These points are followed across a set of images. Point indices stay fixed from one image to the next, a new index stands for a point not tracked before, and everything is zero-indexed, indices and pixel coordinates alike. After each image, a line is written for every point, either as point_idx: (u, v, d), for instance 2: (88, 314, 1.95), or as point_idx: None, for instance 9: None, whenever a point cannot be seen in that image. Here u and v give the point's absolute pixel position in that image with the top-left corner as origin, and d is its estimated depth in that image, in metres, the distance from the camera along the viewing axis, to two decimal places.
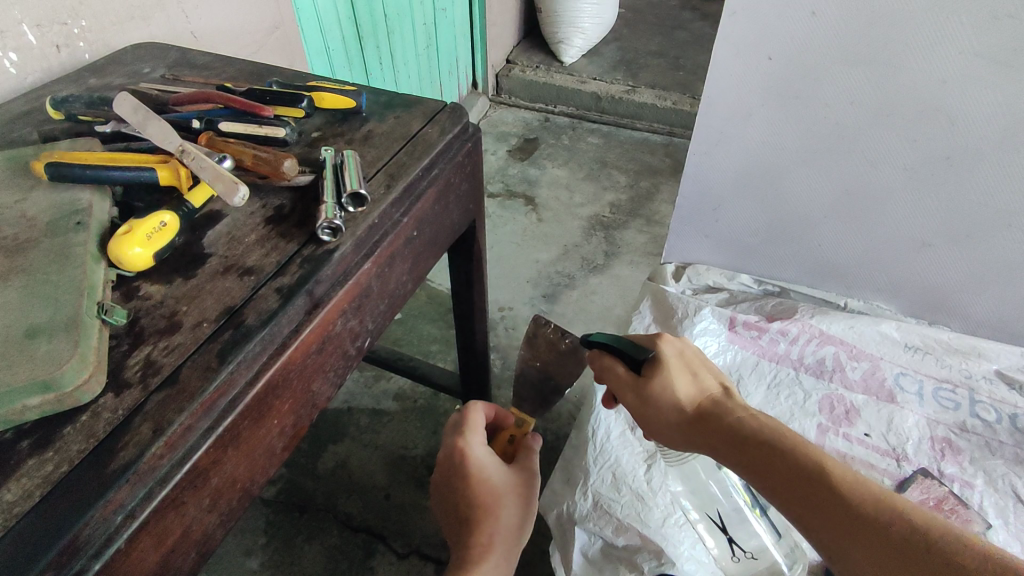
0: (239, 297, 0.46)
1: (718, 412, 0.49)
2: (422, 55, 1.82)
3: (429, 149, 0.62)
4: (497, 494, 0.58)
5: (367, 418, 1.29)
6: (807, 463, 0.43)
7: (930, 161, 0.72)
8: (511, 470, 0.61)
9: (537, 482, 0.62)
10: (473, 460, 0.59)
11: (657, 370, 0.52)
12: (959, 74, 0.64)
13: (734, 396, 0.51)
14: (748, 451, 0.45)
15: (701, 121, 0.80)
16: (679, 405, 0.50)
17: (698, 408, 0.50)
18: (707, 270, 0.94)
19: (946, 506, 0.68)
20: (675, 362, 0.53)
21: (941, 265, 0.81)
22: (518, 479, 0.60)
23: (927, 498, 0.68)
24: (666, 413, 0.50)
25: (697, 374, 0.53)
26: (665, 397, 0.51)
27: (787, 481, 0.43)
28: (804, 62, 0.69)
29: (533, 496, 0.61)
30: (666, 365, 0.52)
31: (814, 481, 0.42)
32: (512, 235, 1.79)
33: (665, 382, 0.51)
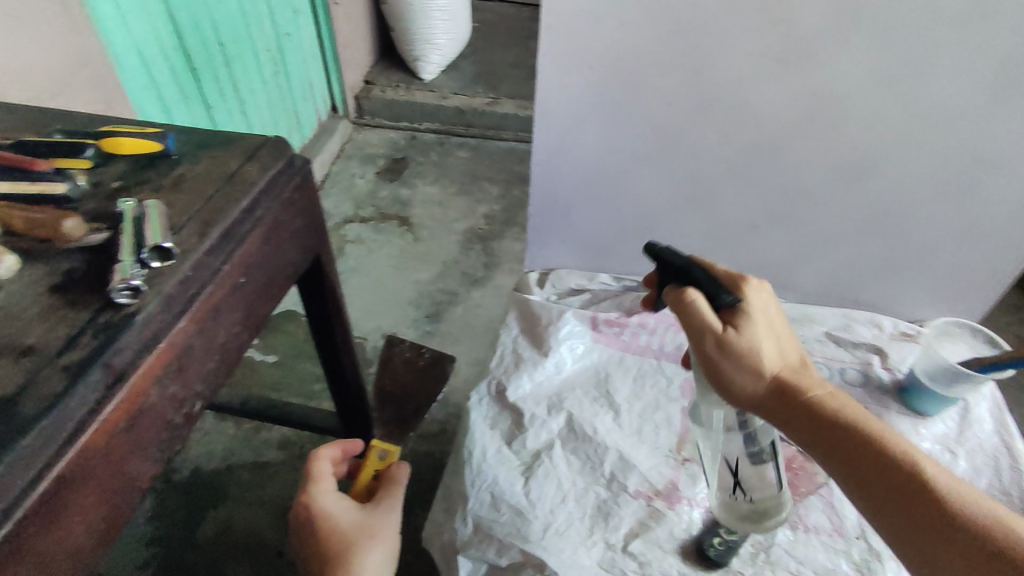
0: (17, 384, 0.40)
1: (803, 386, 0.53)
2: (271, 82, 1.74)
3: (250, 188, 0.58)
4: (343, 535, 0.56)
5: (250, 473, 1.20)
6: (900, 449, 0.47)
7: (747, 152, 0.78)
8: (363, 509, 0.59)
9: (394, 512, 0.60)
10: (315, 505, 0.58)
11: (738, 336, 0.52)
12: (754, 72, 0.70)
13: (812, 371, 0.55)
14: (827, 429, 0.50)
15: (539, 131, 0.81)
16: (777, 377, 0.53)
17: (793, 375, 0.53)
18: (568, 273, 0.95)
19: (796, 463, 0.73)
20: (759, 325, 0.53)
21: (770, 246, 0.88)
22: (368, 516, 0.58)
23: (780, 458, 0.74)
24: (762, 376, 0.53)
25: (785, 336, 0.55)
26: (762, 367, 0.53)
27: (864, 466, 0.47)
28: (623, 70, 0.73)
29: (393, 529, 0.58)
30: (755, 329, 0.53)
31: (880, 465, 0.47)
32: (389, 258, 1.75)
33: (733, 352, 0.52)
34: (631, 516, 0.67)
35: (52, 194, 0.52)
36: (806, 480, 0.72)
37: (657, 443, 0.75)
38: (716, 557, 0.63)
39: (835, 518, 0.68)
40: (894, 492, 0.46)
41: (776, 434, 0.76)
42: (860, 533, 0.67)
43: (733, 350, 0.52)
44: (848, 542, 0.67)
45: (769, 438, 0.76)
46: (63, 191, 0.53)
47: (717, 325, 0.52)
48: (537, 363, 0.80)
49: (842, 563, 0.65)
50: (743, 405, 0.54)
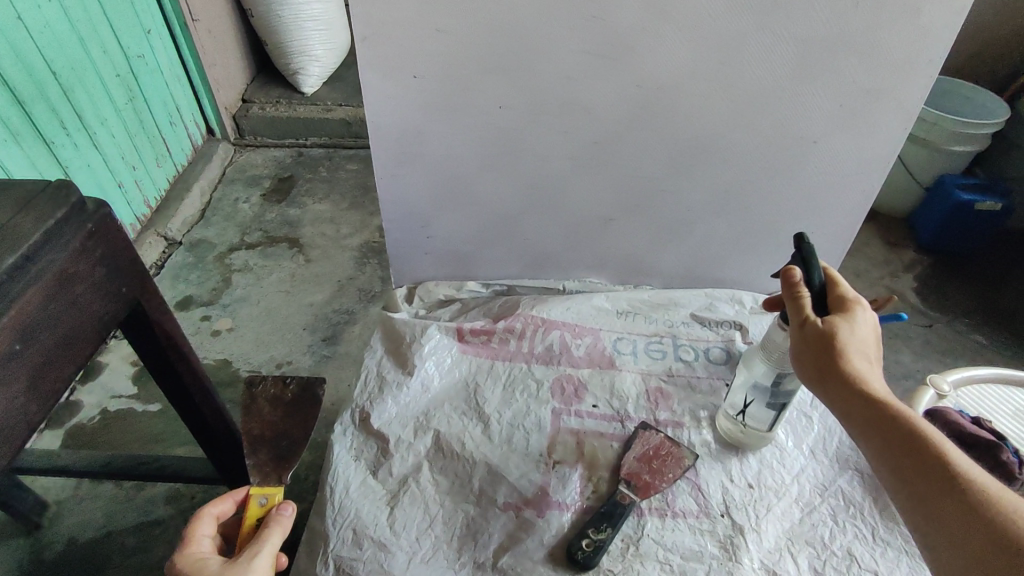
0: None
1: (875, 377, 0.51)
2: (126, 110, 1.62)
3: (21, 242, 0.53)
4: None
5: (133, 537, 1.11)
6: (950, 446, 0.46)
7: (585, 147, 0.78)
8: (222, 564, 0.57)
9: (255, 560, 0.57)
10: (185, 562, 0.59)
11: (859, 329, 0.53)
12: (575, 70, 0.70)
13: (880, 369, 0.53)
14: (886, 427, 0.48)
15: (377, 146, 0.79)
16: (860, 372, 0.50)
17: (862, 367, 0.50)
18: (436, 285, 0.93)
19: (661, 451, 0.73)
20: (860, 318, 0.54)
21: (627, 235, 0.89)
22: (225, 568, 0.57)
23: (645, 449, 0.73)
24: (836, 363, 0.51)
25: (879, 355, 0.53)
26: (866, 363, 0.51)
27: (922, 454, 0.46)
28: (446, 76, 0.71)
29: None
30: (855, 320, 0.53)
31: (949, 473, 0.45)
32: (280, 283, 1.67)
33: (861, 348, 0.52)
34: (500, 531, 0.66)
35: None
36: (669, 466, 0.71)
37: (527, 449, 0.74)
38: (583, 560, 0.63)
39: (700, 499, 0.69)
40: (934, 484, 0.45)
41: (642, 423, 0.75)
42: (723, 511, 0.68)
43: (831, 328, 0.52)
44: (712, 520, 0.67)
45: (637, 429, 0.75)
46: None
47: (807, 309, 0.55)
48: (401, 384, 0.78)
49: (708, 543, 0.66)
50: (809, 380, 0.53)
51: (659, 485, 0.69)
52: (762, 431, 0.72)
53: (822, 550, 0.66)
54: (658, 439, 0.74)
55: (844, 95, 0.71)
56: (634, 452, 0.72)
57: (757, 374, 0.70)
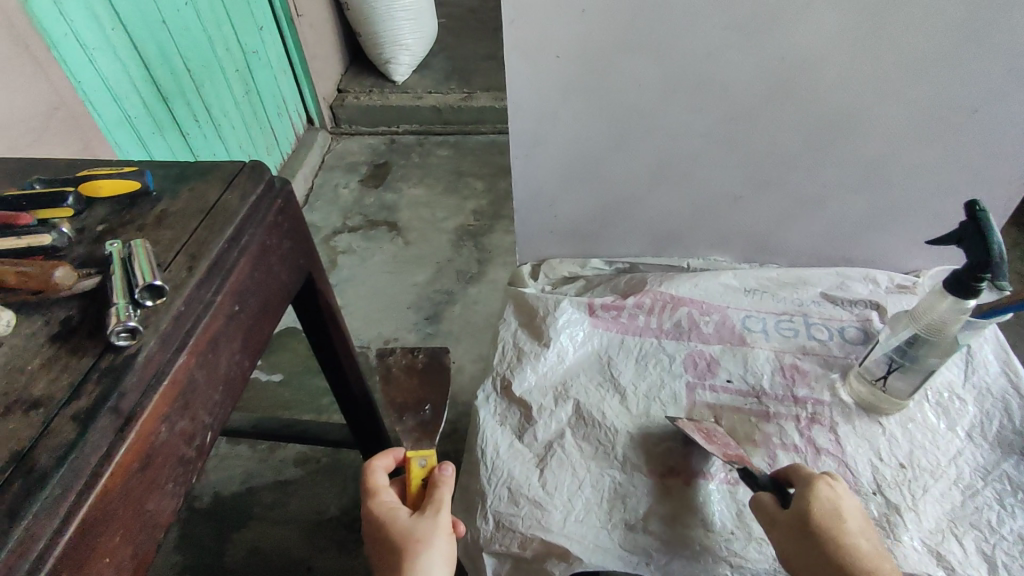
0: (28, 439, 0.41)
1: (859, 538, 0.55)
2: (242, 102, 1.72)
3: (232, 217, 0.58)
4: (399, 547, 0.59)
5: (271, 494, 1.19)
6: None
7: (719, 123, 0.78)
8: (414, 520, 0.61)
9: (439, 517, 0.61)
10: (378, 516, 0.63)
11: (835, 492, 0.58)
12: (719, 46, 0.70)
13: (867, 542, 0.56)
14: None
15: (514, 126, 0.81)
16: (840, 536, 0.55)
17: (844, 552, 0.54)
18: (561, 262, 0.98)
19: (705, 431, 0.72)
20: (833, 488, 0.58)
21: (755, 212, 0.89)
22: (419, 526, 0.60)
23: (697, 433, 0.71)
24: (808, 527, 0.55)
25: (863, 517, 0.58)
26: (845, 523, 0.56)
27: None
28: (589, 55, 0.72)
29: (443, 533, 0.61)
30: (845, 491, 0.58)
31: None
32: (383, 264, 1.75)
33: (834, 510, 0.57)
34: (648, 494, 0.70)
35: (38, 246, 0.52)
36: (721, 437, 0.72)
37: (663, 421, 0.77)
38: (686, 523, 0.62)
39: (849, 476, 0.71)
40: None
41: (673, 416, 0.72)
42: (875, 489, 0.70)
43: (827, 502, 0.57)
44: (864, 498, 0.69)
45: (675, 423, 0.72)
46: (49, 242, 0.52)
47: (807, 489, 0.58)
48: (539, 355, 0.82)
49: None
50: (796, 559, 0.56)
51: (735, 449, 0.69)
52: (898, 398, 0.73)
53: (990, 534, 0.66)
54: (693, 425, 0.73)
55: (1010, 59, 0.68)
56: (699, 438, 0.68)
57: (901, 337, 0.71)
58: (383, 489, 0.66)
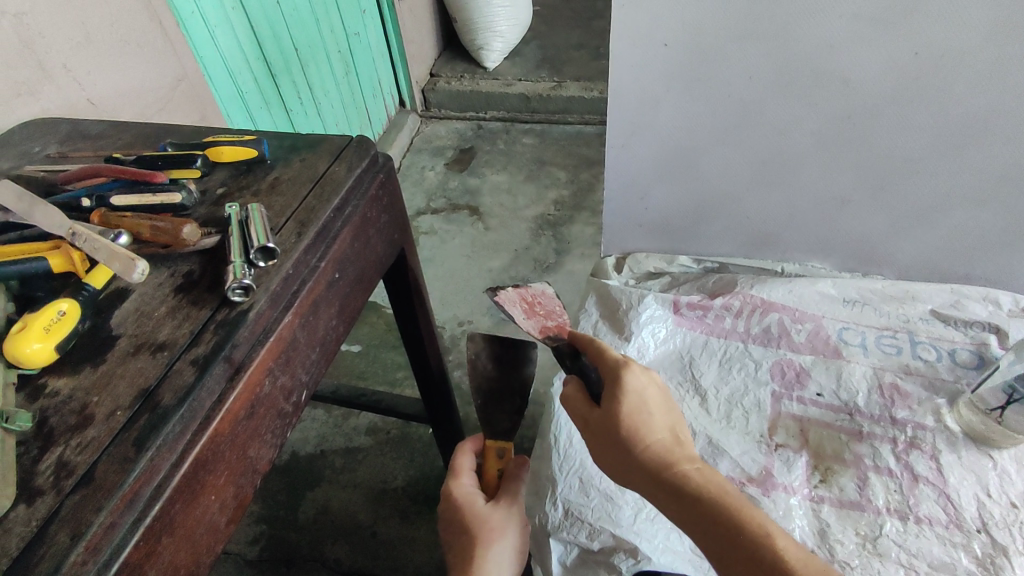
0: (153, 377, 0.44)
1: (650, 426, 0.51)
2: (342, 82, 1.80)
3: (339, 187, 0.60)
4: (474, 535, 0.63)
5: (342, 458, 1.24)
6: (688, 475, 0.46)
7: (834, 121, 0.74)
8: (490, 509, 0.65)
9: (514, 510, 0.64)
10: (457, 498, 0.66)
11: (638, 384, 0.53)
12: (844, 36, 0.66)
13: (653, 420, 0.51)
14: (646, 473, 0.48)
15: (613, 114, 0.80)
16: (636, 433, 0.50)
17: (645, 425, 0.51)
18: (647, 257, 0.96)
19: (532, 298, 0.70)
20: (608, 383, 0.54)
21: (863, 218, 0.84)
22: (494, 515, 0.64)
23: (519, 306, 0.68)
24: (614, 429, 0.51)
25: (663, 409, 0.53)
26: (649, 418, 0.51)
27: (673, 489, 0.46)
28: (699, 44, 0.70)
29: (515, 525, 0.64)
30: (631, 379, 0.53)
31: (694, 503, 0.45)
32: (462, 247, 1.78)
33: (640, 406, 0.52)
34: None
35: (172, 205, 0.57)
36: (548, 303, 0.71)
37: (744, 429, 0.75)
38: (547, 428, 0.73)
39: (951, 509, 0.66)
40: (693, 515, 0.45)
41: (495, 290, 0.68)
42: (980, 526, 0.65)
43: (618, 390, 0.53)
44: (967, 535, 0.65)
45: (494, 298, 0.68)
46: (181, 201, 0.57)
47: (608, 376, 0.55)
48: (619, 348, 0.83)
49: (963, 557, 0.64)
50: (604, 434, 0.52)
51: (558, 318, 0.69)
52: (1017, 433, 0.67)
53: None
54: (515, 293, 0.70)
55: None
56: (519, 315, 0.67)
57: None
58: (466, 472, 0.69)
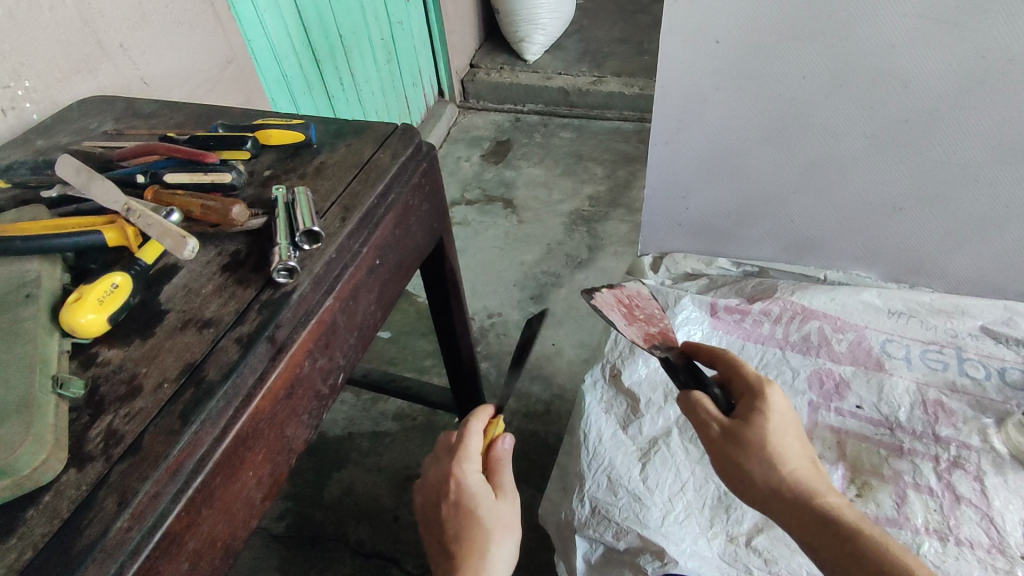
0: (200, 352, 0.45)
1: (791, 452, 0.53)
2: (383, 70, 1.81)
3: (383, 174, 0.60)
4: (473, 534, 0.56)
5: (368, 442, 1.25)
6: (840, 509, 0.49)
7: (889, 126, 0.71)
8: (497, 506, 0.58)
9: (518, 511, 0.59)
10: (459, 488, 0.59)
11: (783, 405, 0.54)
12: (906, 37, 0.63)
13: (796, 442, 0.53)
14: (792, 499, 0.50)
15: (659, 113, 0.79)
16: (778, 454, 0.52)
17: (787, 451, 0.53)
18: (684, 258, 0.95)
19: (629, 301, 0.69)
20: (756, 402, 0.54)
21: (914, 228, 0.81)
22: (500, 515, 0.58)
23: (618, 311, 0.67)
24: (759, 443, 0.52)
25: (799, 433, 0.55)
26: (790, 440, 0.53)
27: (827, 527, 0.48)
28: (753, 43, 0.68)
29: (518, 527, 0.58)
30: (780, 404, 0.54)
31: (850, 534, 0.47)
32: (495, 239, 1.78)
33: (783, 425, 0.53)
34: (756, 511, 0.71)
35: (221, 184, 0.58)
36: (646, 306, 0.69)
37: None
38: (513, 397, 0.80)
39: (994, 533, 0.65)
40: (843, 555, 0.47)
41: (593, 294, 0.67)
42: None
43: (766, 408, 0.54)
44: (1009, 560, 0.64)
45: (594, 302, 0.67)
46: (230, 180, 0.58)
47: (752, 395, 0.55)
48: None
49: None
50: (740, 447, 0.53)
51: (659, 324, 0.66)
52: None
53: None
54: (611, 295, 0.69)
55: None
56: (619, 320, 0.65)
57: None
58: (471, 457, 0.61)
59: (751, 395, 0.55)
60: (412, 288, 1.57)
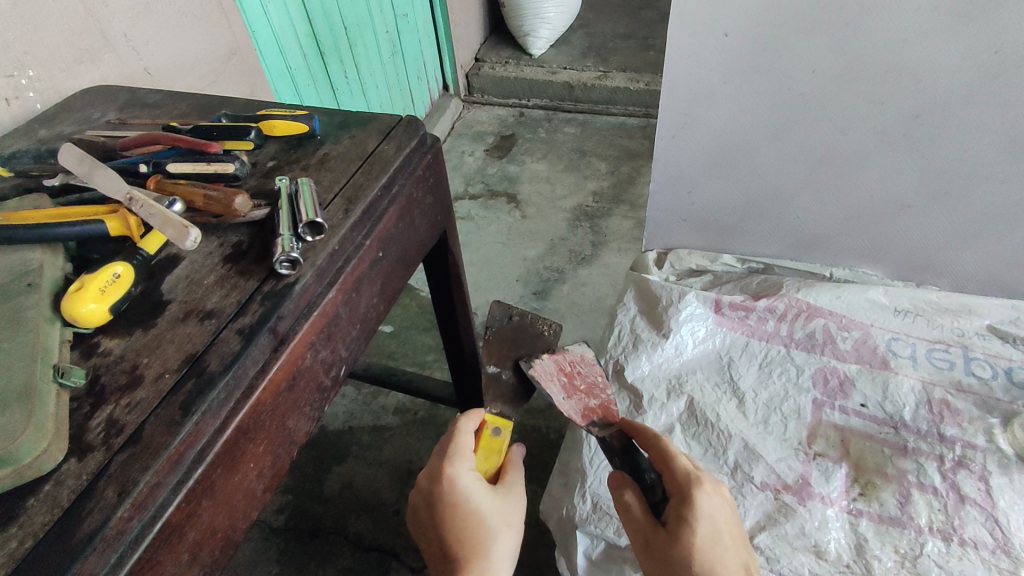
0: (201, 343, 0.45)
1: (725, 567, 0.52)
2: (387, 63, 1.80)
3: (387, 166, 0.60)
4: (475, 540, 0.56)
5: (369, 435, 1.25)
6: None
7: (899, 122, 0.70)
8: (497, 509, 0.58)
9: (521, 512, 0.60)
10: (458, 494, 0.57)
11: (713, 510, 0.53)
12: (918, 31, 0.62)
13: (728, 553, 0.53)
14: None
15: (665, 107, 0.78)
16: (709, 572, 0.52)
17: (719, 566, 0.52)
18: (689, 254, 0.95)
19: (571, 367, 0.69)
20: (682, 515, 0.53)
21: (922, 226, 0.80)
22: (502, 519, 0.58)
23: (558, 380, 0.68)
24: (686, 559, 0.52)
25: (732, 534, 0.54)
26: (722, 552, 0.53)
27: None
28: (762, 37, 0.68)
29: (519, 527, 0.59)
30: (707, 516, 0.53)
31: None
32: (498, 234, 1.77)
33: (712, 535, 0.53)
34: (757, 508, 0.70)
35: (224, 174, 0.57)
36: (587, 372, 0.70)
37: (781, 435, 0.74)
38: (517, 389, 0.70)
39: (998, 534, 0.65)
40: None
41: (533, 365, 0.67)
42: None
43: (691, 522, 0.52)
44: (1013, 561, 0.63)
45: (531, 373, 0.67)
46: (233, 171, 0.57)
47: (678, 504, 0.54)
48: (655, 345, 0.83)
49: None
50: (672, 561, 0.52)
51: (599, 393, 0.68)
52: None
53: None
54: (552, 361, 0.69)
55: None
56: (558, 394, 0.66)
57: None
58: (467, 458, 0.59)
59: (677, 502, 0.54)
60: (415, 283, 1.57)
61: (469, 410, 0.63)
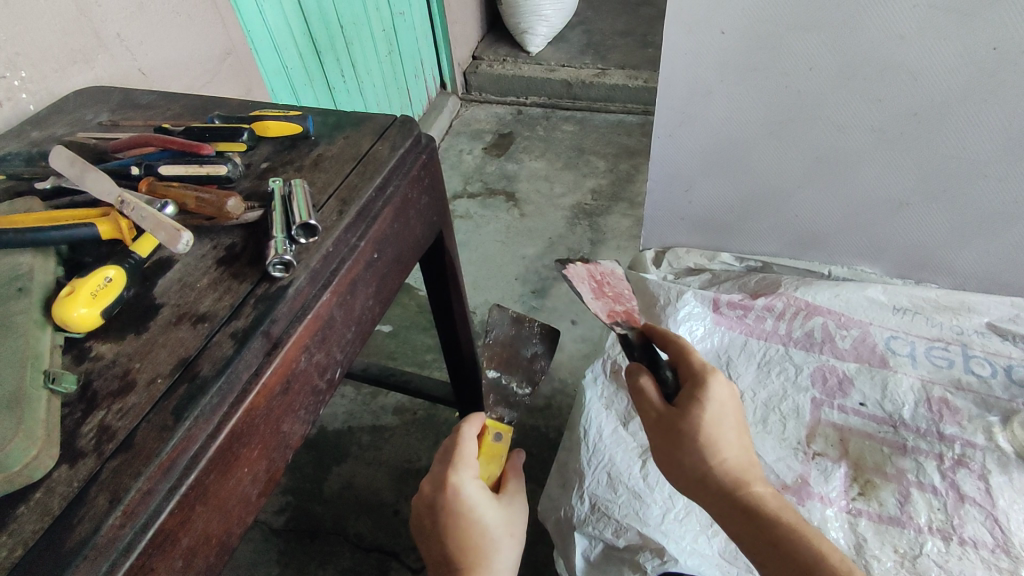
0: (193, 347, 0.45)
1: (727, 442, 0.52)
2: (384, 61, 1.80)
3: (381, 167, 0.59)
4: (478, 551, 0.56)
5: (368, 435, 1.25)
6: (770, 505, 0.49)
7: (898, 119, 0.70)
8: (501, 519, 0.58)
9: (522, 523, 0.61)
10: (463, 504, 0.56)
11: (724, 394, 0.53)
12: (917, 28, 0.62)
13: (733, 432, 0.53)
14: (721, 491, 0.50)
15: (663, 105, 0.78)
16: (711, 444, 0.51)
17: (721, 441, 0.52)
18: (687, 252, 0.95)
19: (602, 277, 0.70)
20: (693, 393, 0.53)
21: (921, 223, 0.80)
22: (505, 529, 0.58)
23: (588, 284, 0.68)
24: (692, 431, 0.51)
25: (739, 418, 0.53)
26: (727, 430, 0.52)
27: (754, 520, 0.49)
28: (760, 34, 0.67)
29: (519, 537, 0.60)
30: (717, 395, 0.52)
31: (776, 530, 0.48)
32: (496, 233, 1.77)
33: (720, 415, 0.52)
34: None
35: (217, 176, 0.57)
36: (616, 285, 0.70)
37: (780, 434, 0.74)
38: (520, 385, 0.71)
39: (998, 533, 0.64)
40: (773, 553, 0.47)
41: (564, 264, 0.69)
42: None
43: (699, 398, 0.52)
44: (1013, 560, 0.63)
45: (565, 273, 0.68)
46: (225, 172, 0.57)
47: (691, 387, 0.53)
48: None
49: None
50: (675, 432, 0.52)
51: (626, 301, 0.67)
52: None
53: None
54: (585, 270, 0.70)
55: None
56: (587, 292, 0.67)
57: None
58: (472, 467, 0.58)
59: (691, 386, 0.53)
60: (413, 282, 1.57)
61: (472, 416, 0.62)
